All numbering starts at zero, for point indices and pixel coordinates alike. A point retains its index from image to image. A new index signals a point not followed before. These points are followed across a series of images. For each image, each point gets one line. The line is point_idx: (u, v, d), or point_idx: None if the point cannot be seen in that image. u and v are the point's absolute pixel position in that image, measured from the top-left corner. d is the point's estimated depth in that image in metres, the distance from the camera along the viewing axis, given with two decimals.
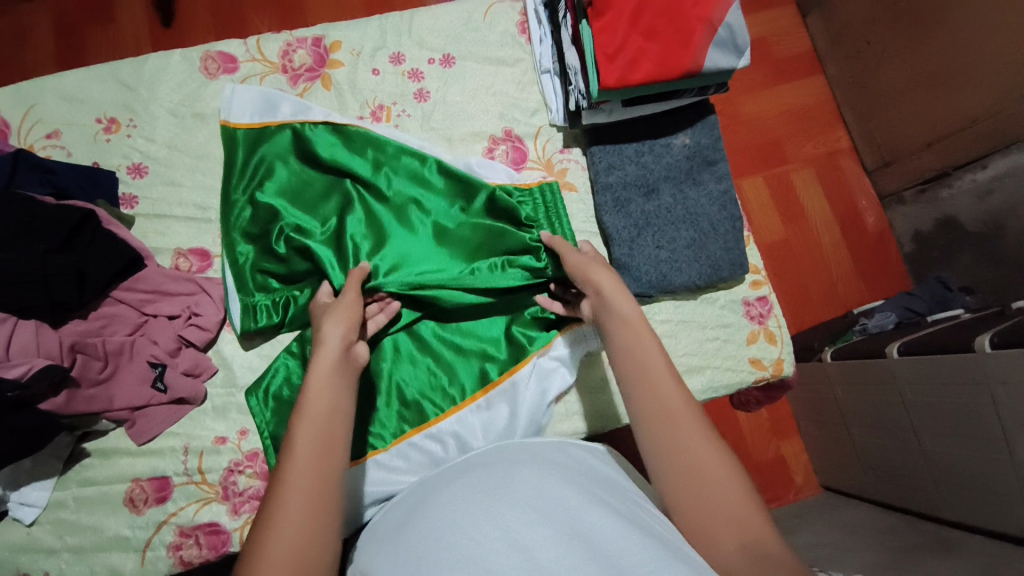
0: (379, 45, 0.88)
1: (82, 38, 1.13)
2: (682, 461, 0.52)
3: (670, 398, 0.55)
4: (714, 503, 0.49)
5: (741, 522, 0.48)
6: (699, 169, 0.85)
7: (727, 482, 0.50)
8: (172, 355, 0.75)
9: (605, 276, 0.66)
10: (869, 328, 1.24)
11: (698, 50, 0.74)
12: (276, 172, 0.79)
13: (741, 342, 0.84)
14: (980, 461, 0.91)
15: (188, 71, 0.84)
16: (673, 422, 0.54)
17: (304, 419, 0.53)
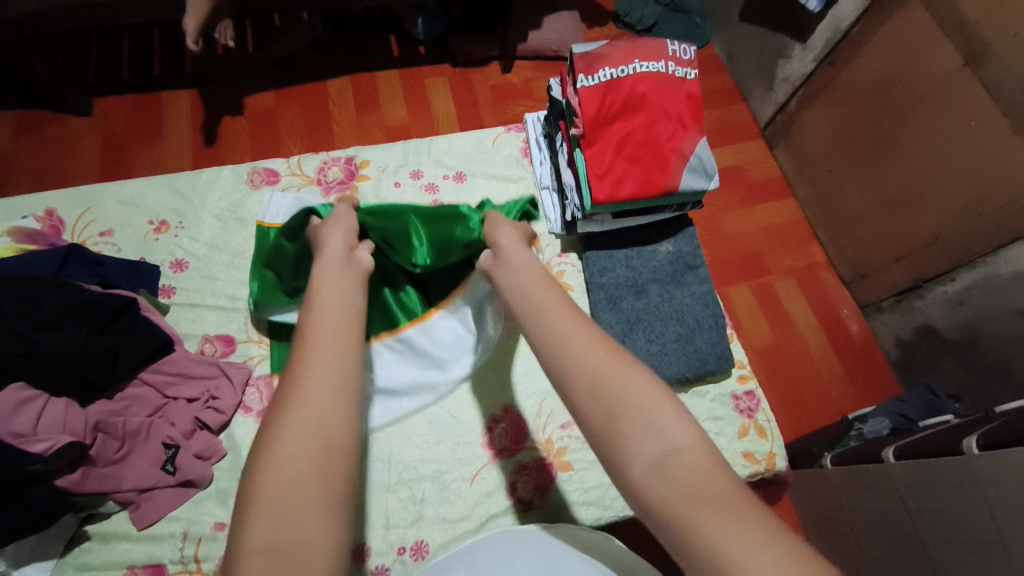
0: (401, 164, 1.02)
1: (135, 154, 1.29)
2: (588, 381, 0.50)
3: (584, 341, 0.53)
4: (623, 416, 0.47)
5: (656, 428, 0.47)
6: (682, 272, 0.95)
7: (633, 391, 0.49)
8: (186, 437, 0.78)
9: (505, 232, 0.71)
10: (864, 433, 1.28)
11: (674, 173, 0.87)
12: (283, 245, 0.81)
13: (734, 435, 0.87)
14: (981, 570, 0.91)
15: (235, 183, 0.96)
16: (571, 338, 0.53)
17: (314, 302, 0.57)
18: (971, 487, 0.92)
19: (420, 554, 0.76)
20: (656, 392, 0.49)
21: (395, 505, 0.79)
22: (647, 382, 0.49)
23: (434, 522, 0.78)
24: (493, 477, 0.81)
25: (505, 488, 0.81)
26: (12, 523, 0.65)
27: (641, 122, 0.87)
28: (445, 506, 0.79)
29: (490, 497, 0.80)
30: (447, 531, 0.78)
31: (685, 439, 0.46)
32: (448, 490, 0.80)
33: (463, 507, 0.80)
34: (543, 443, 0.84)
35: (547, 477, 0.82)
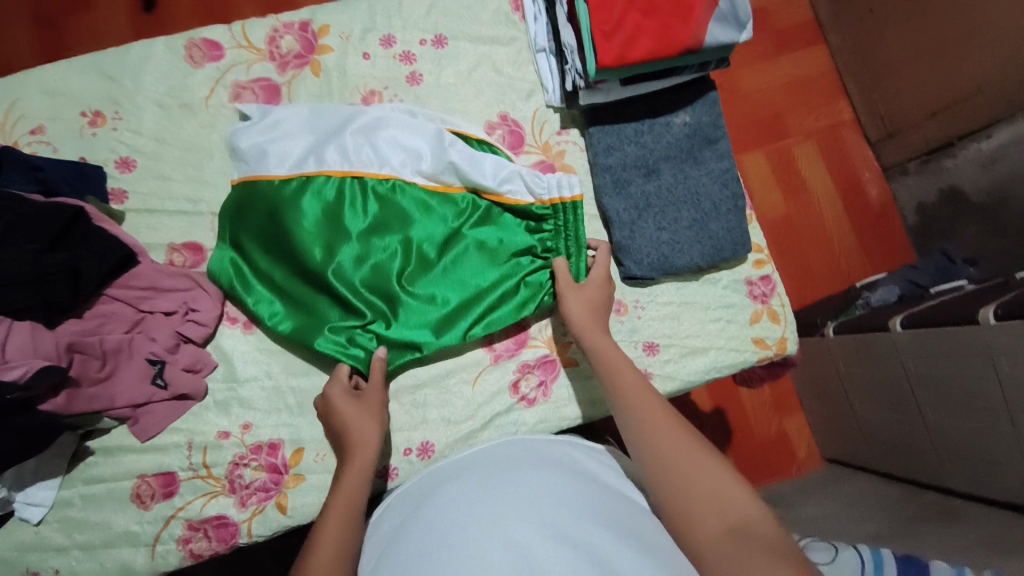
0: (368, 27, 0.85)
1: (65, 27, 1.11)
2: (671, 462, 0.57)
3: (667, 429, 0.61)
4: (703, 488, 0.55)
5: (725, 500, 0.54)
6: (700, 148, 0.83)
7: (710, 474, 0.56)
8: (171, 351, 0.74)
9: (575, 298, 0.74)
10: (872, 302, 1.23)
11: (699, 26, 0.71)
12: (301, 313, 0.75)
13: (745, 322, 0.82)
14: (984, 432, 0.95)
15: (172, 61, 0.81)
16: (656, 423, 0.62)
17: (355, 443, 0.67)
18: (979, 356, 0.91)
19: (427, 452, 0.77)
20: (733, 478, 0.56)
21: (396, 409, 0.78)
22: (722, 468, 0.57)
23: (436, 423, 0.78)
24: (495, 378, 0.79)
25: (507, 387, 0.79)
26: (6, 449, 0.64)
27: None
28: (447, 407, 0.78)
29: (493, 398, 0.79)
30: (450, 431, 0.78)
31: (749, 515, 0.52)
32: (448, 392, 0.79)
33: (466, 408, 0.78)
34: (546, 340, 0.81)
35: (550, 375, 0.80)
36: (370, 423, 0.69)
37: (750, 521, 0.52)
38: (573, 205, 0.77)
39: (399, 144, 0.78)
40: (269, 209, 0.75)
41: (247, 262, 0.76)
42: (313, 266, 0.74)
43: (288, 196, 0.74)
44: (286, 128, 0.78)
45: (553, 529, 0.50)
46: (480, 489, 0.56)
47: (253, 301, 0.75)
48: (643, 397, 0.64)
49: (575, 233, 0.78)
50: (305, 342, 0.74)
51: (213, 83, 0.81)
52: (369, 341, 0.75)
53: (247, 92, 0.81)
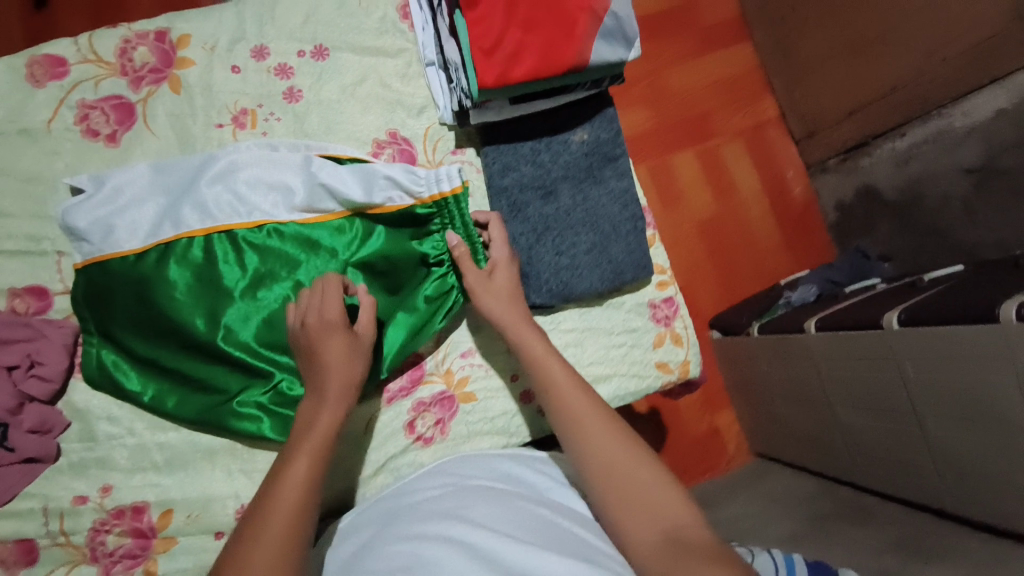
0: (237, 37, 0.77)
1: None
2: (606, 473, 0.58)
3: (604, 438, 0.60)
4: (644, 497, 0.55)
5: (661, 508, 0.54)
6: (600, 166, 0.79)
7: (644, 480, 0.57)
8: (14, 412, 0.65)
9: (501, 279, 0.72)
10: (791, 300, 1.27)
11: (584, 43, 0.67)
12: (201, 390, 0.69)
13: (648, 346, 0.80)
14: (893, 435, 0.96)
15: (9, 82, 0.71)
16: (591, 428, 0.61)
17: (302, 450, 0.59)
18: (882, 358, 0.93)
19: None
20: (668, 481, 0.57)
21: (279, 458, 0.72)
22: (659, 474, 0.57)
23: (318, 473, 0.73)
24: (388, 420, 0.75)
25: (402, 428, 0.74)
26: None
27: None
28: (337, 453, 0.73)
29: (387, 440, 0.74)
30: (339, 478, 0.72)
31: (680, 519, 0.53)
32: None
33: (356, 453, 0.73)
34: (442, 375, 0.77)
35: (448, 412, 0.76)
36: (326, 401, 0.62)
37: (682, 526, 0.53)
38: (454, 197, 0.74)
39: (267, 184, 0.73)
40: (134, 288, 0.68)
41: (127, 353, 0.69)
42: (198, 337, 0.68)
43: (150, 270, 0.68)
44: (127, 187, 0.70)
45: (488, 561, 0.47)
46: (423, 532, 0.51)
47: (146, 394, 0.68)
48: (579, 401, 0.63)
49: (466, 229, 0.75)
50: (214, 424, 0.68)
51: (56, 104, 0.72)
52: (281, 402, 0.69)
53: (96, 112, 0.72)
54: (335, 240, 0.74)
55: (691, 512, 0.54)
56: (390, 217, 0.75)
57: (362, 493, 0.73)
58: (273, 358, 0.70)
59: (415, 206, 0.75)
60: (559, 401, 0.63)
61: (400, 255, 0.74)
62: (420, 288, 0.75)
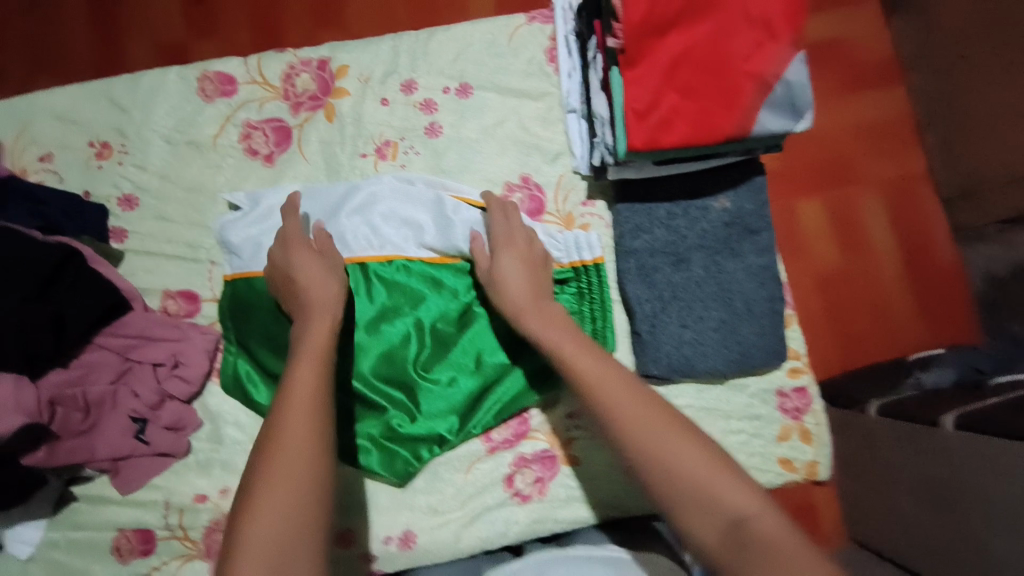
0: (390, 70, 0.79)
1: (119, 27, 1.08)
2: (650, 458, 0.50)
3: (638, 412, 0.52)
4: (692, 481, 0.48)
5: (714, 494, 0.47)
6: (739, 239, 0.73)
7: (696, 464, 0.48)
8: (154, 408, 0.72)
9: (510, 256, 0.67)
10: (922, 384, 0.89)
11: (748, 113, 0.60)
12: None
13: (771, 438, 0.75)
14: None
15: (184, 94, 0.77)
16: (618, 402, 0.53)
17: (302, 359, 0.58)
18: None
19: (411, 542, 0.74)
20: (725, 465, 0.49)
21: (383, 488, 0.75)
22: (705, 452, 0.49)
23: (382, 502, 0.75)
24: (487, 470, 0.75)
25: (500, 481, 0.75)
26: None
27: (711, 37, 0.60)
28: (434, 494, 0.75)
29: (484, 490, 0.75)
30: (435, 522, 0.74)
31: (747, 508, 0.46)
32: (438, 478, 0.76)
33: (455, 499, 0.75)
34: (546, 434, 0.75)
35: (546, 471, 0.75)
36: (311, 334, 0.60)
37: (751, 516, 0.45)
38: (595, 267, 0.74)
39: (400, 221, 0.73)
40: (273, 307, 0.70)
41: (260, 365, 0.72)
42: None
43: None
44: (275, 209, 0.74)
45: None
46: None
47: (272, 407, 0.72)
48: (615, 392, 0.54)
49: (602, 297, 0.74)
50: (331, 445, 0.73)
51: (223, 120, 0.77)
52: (390, 437, 0.73)
53: (258, 132, 0.77)
54: (461, 283, 0.74)
55: (758, 498, 0.47)
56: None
57: (454, 544, 0.73)
58: (391, 395, 0.73)
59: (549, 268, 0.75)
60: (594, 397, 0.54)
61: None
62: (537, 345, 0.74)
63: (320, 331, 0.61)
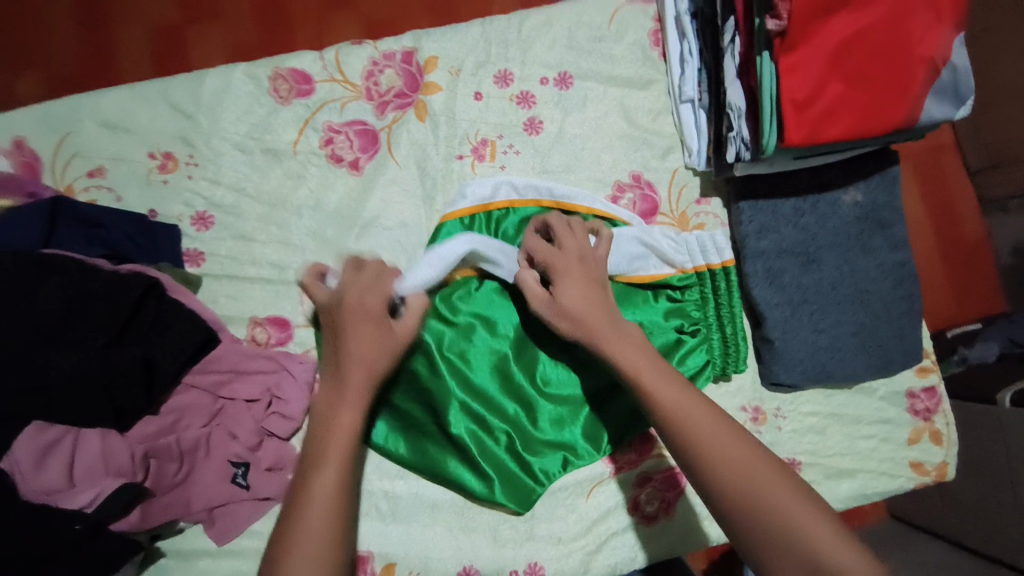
0: (482, 62, 0.71)
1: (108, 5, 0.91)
2: (742, 497, 0.46)
3: (729, 448, 0.48)
4: (787, 533, 0.44)
5: (817, 555, 0.43)
6: (871, 234, 0.69)
7: (797, 517, 0.45)
8: (254, 449, 0.64)
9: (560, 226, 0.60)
10: (968, 361, 0.91)
11: (914, 102, 0.58)
12: (433, 438, 0.66)
13: (902, 442, 0.72)
14: None
15: (253, 95, 0.69)
16: (707, 432, 0.49)
17: (349, 397, 0.54)
18: None
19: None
20: (829, 516, 0.45)
21: (502, 520, 0.68)
22: (806, 502, 0.46)
23: (508, 539, 0.68)
24: (612, 492, 0.70)
25: (624, 504, 0.69)
26: None
27: (881, 18, 0.56)
28: (556, 523, 0.69)
29: (608, 513, 0.69)
30: (558, 552, 0.68)
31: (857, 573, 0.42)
32: (560, 504, 0.69)
33: (577, 524, 0.69)
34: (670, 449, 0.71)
35: (673, 490, 0.70)
36: (356, 365, 0.55)
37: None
38: (722, 271, 0.67)
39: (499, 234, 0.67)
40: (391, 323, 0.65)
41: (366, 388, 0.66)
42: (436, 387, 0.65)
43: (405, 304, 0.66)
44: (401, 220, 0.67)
45: None
46: None
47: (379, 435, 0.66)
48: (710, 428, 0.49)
49: (730, 302, 0.67)
50: (446, 477, 0.66)
51: (301, 124, 0.69)
52: (513, 463, 0.66)
53: (340, 136, 0.69)
54: None
55: (865, 560, 0.43)
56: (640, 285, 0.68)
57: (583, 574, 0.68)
58: (509, 413, 0.66)
59: (670, 274, 0.68)
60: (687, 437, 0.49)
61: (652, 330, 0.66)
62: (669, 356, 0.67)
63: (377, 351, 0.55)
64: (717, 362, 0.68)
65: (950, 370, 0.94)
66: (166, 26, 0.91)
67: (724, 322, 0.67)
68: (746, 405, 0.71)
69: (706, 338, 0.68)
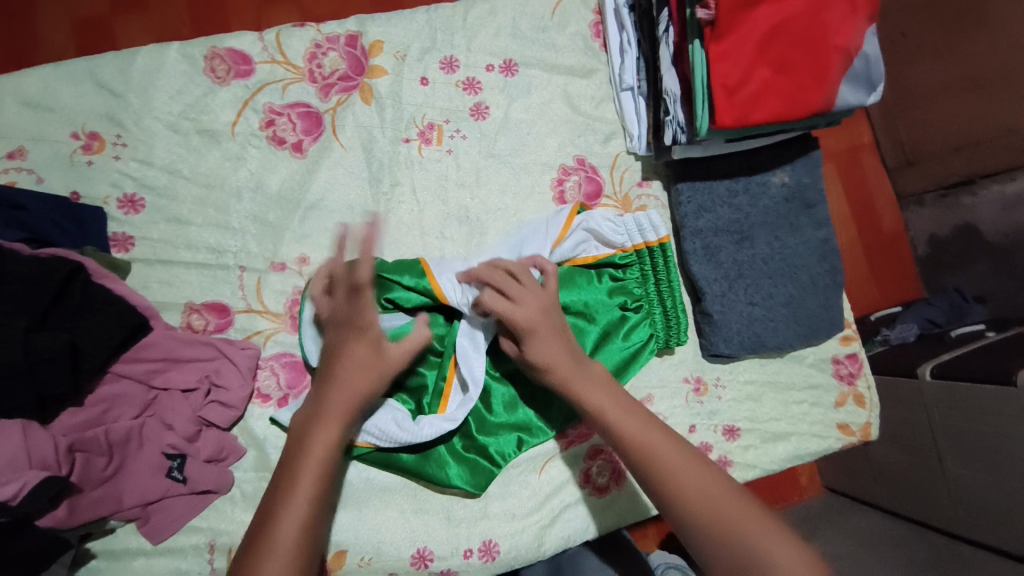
0: (428, 47, 0.72)
1: None
2: (698, 506, 0.50)
3: (684, 464, 0.52)
4: (739, 533, 0.48)
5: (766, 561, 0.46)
6: (798, 213, 0.74)
7: (746, 526, 0.49)
8: (191, 440, 0.61)
9: (544, 350, 0.57)
10: (890, 341, 0.99)
11: (831, 88, 0.62)
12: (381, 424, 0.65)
13: (830, 405, 0.78)
14: None
15: (189, 75, 0.67)
16: (663, 452, 0.53)
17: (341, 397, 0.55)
18: None
19: (489, 555, 0.67)
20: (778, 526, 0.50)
21: (455, 500, 0.68)
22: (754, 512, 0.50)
23: (463, 519, 0.68)
24: (564, 467, 0.71)
25: (576, 476, 0.71)
26: None
27: (800, 9, 0.60)
28: (510, 500, 0.69)
29: (561, 488, 0.70)
30: (511, 529, 0.68)
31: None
32: (513, 482, 0.69)
33: (531, 500, 0.69)
34: None
35: (622, 460, 0.72)
36: (355, 365, 0.57)
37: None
38: (660, 247, 0.70)
39: (455, 218, 0.70)
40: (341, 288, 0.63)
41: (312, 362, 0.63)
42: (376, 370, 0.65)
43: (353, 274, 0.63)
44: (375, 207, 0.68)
45: None
46: None
47: None
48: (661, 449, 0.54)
49: (669, 277, 0.70)
50: (399, 464, 0.65)
51: (241, 105, 0.67)
52: (466, 445, 0.66)
53: (282, 119, 0.68)
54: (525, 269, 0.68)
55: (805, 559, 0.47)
56: (585, 266, 0.70)
57: (537, 548, 0.68)
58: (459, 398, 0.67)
59: (612, 253, 0.70)
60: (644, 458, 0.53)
61: (597, 307, 0.68)
62: (613, 334, 0.69)
63: (372, 371, 0.57)
64: (660, 335, 0.71)
65: (874, 350, 1.01)
66: (92, 18, 0.87)
67: (664, 297, 0.70)
68: (688, 377, 0.74)
69: (648, 313, 0.71)
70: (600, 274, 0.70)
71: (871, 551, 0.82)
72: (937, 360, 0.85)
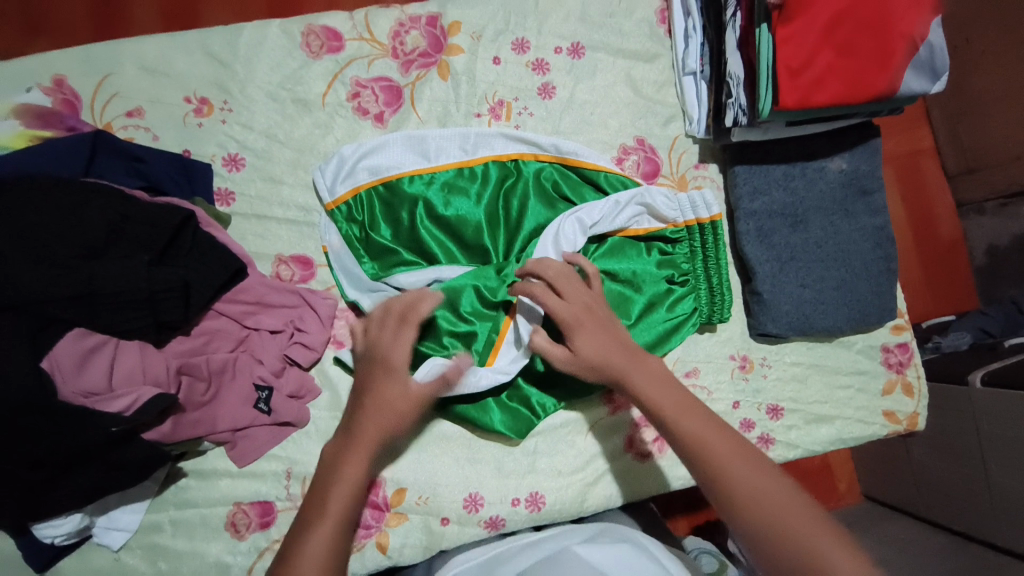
0: (502, 29, 0.77)
1: None
2: (753, 512, 0.51)
3: (739, 470, 0.53)
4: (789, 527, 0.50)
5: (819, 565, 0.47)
6: (854, 199, 0.76)
7: (801, 527, 0.49)
8: (277, 375, 0.67)
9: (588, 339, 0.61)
10: (941, 349, 0.97)
11: (896, 73, 0.64)
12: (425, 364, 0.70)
13: (876, 392, 0.79)
14: None
15: (287, 49, 0.73)
16: (716, 453, 0.54)
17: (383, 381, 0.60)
18: None
19: (536, 505, 0.71)
20: (834, 527, 0.50)
21: (506, 453, 0.72)
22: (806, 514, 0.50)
23: (513, 472, 0.72)
24: (610, 429, 0.74)
25: (622, 438, 0.74)
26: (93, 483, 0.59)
27: None
28: (557, 457, 0.73)
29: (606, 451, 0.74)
30: (559, 483, 0.72)
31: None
32: (561, 440, 0.73)
33: (579, 459, 0.73)
34: None
35: None
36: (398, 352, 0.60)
37: None
38: (711, 225, 0.72)
39: None
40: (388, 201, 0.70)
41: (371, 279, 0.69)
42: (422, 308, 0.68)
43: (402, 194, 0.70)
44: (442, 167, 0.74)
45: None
46: None
47: None
48: (723, 448, 0.54)
49: (717, 256, 0.72)
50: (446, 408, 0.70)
51: (331, 78, 0.73)
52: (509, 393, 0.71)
53: (366, 91, 0.74)
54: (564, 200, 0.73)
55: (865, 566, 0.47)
56: (635, 239, 0.73)
57: (581, 503, 0.72)
58: None
59: (663, 228, 0.73)
60: (701, 453, 0.54)
61: (645, 277, 0.72)
62: (658, 305, 0.72)
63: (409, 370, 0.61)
64: (703, 309, 0.74)
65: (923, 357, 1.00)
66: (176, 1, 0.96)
67: (710, 274, 0.73)
68: (734, 354, 0.77)
69: (693, 289, 0.73)
70: (653, 248, 0.74)
71: (908, 556, 0.82)
72: (987, 368, 0.82)
